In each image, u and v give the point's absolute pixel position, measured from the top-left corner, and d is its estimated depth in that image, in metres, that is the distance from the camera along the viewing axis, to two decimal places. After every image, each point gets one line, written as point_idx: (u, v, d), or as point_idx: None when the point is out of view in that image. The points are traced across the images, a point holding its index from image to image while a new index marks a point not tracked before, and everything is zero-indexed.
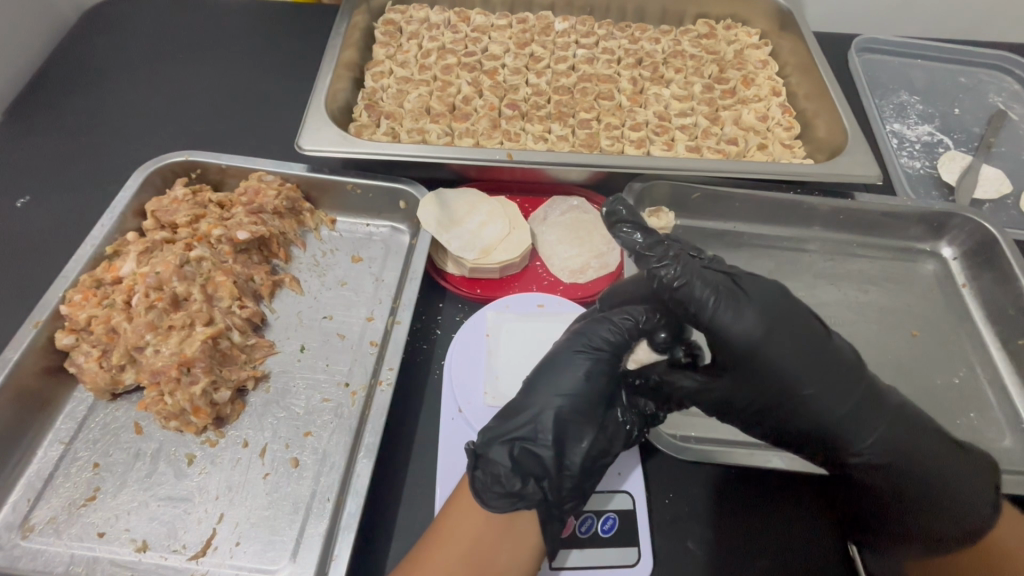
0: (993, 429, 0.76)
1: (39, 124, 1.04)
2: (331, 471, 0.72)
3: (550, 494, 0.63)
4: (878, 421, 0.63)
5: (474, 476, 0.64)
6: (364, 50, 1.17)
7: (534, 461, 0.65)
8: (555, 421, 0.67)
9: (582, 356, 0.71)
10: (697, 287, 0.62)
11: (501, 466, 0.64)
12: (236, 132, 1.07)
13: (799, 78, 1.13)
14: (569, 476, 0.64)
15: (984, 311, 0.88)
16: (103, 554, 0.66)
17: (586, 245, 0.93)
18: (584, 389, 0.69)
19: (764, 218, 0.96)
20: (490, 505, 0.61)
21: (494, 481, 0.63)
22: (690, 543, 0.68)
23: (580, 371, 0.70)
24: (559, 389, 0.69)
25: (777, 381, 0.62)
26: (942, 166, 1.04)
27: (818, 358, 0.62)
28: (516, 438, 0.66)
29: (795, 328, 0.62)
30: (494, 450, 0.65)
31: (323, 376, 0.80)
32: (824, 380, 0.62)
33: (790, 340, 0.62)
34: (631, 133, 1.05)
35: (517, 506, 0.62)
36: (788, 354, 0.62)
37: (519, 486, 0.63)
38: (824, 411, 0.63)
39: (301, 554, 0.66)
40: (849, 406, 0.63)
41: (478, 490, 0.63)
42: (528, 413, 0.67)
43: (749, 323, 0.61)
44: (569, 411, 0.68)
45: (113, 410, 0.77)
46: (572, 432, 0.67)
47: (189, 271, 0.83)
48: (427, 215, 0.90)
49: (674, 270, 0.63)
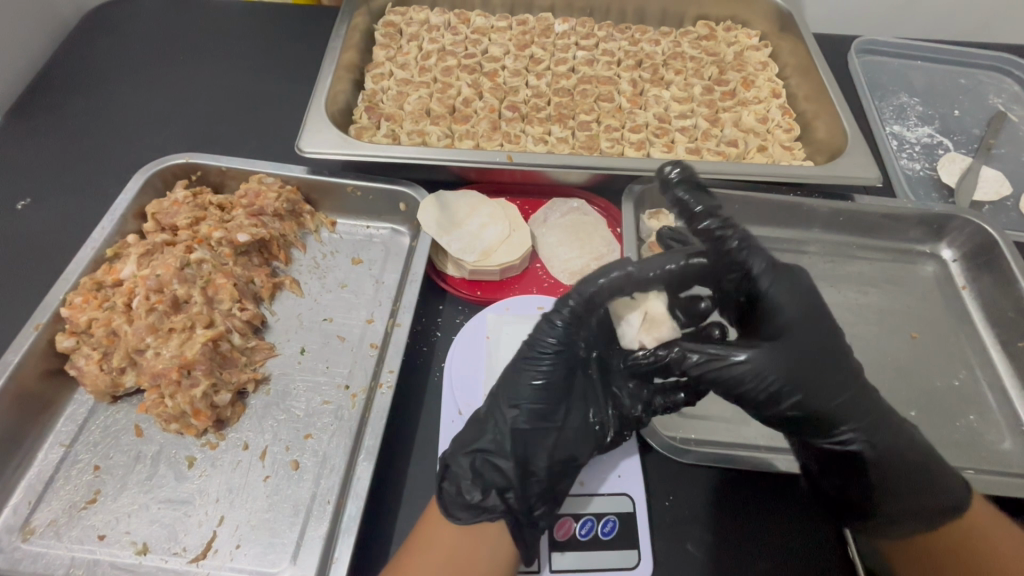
0: (993, 432, 0.77)
1: (40, 126, 1.05)
2: (331, 473, 0.72)
3: (514, 504, 0.64)
4: (874, 404, 0.67)
5: (441, 489, 0.65)
6: (365, 52, 1.17)
7: (495, 474, 0.66)
8: (514, 432, 0.68)
9: (534, 363, 0.70)
10: (754, 256, 0.71)
11: (463, 479, 0.65)
12: (236, 134, 1.07)
13: (799, 80, 1.13)
14: (533, 483, 0.66)
15: (985, 313, 0.88)
16: (103, 557, 0.66)
17: (586, 247, 0.93)
18: (543, 396, 0.69)
19: (764, 220, 0.96)
20: (455, 518, 0.63)
21: (457, 493, 0.64)
22: (689, 546, 0.68)
23: (533, 378, 0.69)
24: (515, 399, 0.69)
25: (808, 346, 0.67)
26: (942, 168, 1.04)
27: (834, 336, 0.69)
28: (477, 451, 0.67)
29: (819, 308, 0.70)
30: (457, 463, 0.66)
31: (323, 379, 0.81)
32: (838, 353, 0.68)
33: (818, 321, 0.69)
34: (631, 135, 1.05)
35: (481, 518, 0.64)
36: (815, 326, 0.69)
37: (479, 497, 0.64)
38: (839, 387, 0.66)
39: (301, 557, 0.66)
40: (858, 381, 0.68)
41: (445, 502, 0.64)
42: (489, 425, 0.68)
43: (793, 296, 0.70)
44: (529, 420, 0.68)
45: (113, 413, 0.77)
46: (533, 441, 0.68)
47: (189, 273, 0.84)
48: (427, 217, 0.90)
49: (735, 237, 0.70)
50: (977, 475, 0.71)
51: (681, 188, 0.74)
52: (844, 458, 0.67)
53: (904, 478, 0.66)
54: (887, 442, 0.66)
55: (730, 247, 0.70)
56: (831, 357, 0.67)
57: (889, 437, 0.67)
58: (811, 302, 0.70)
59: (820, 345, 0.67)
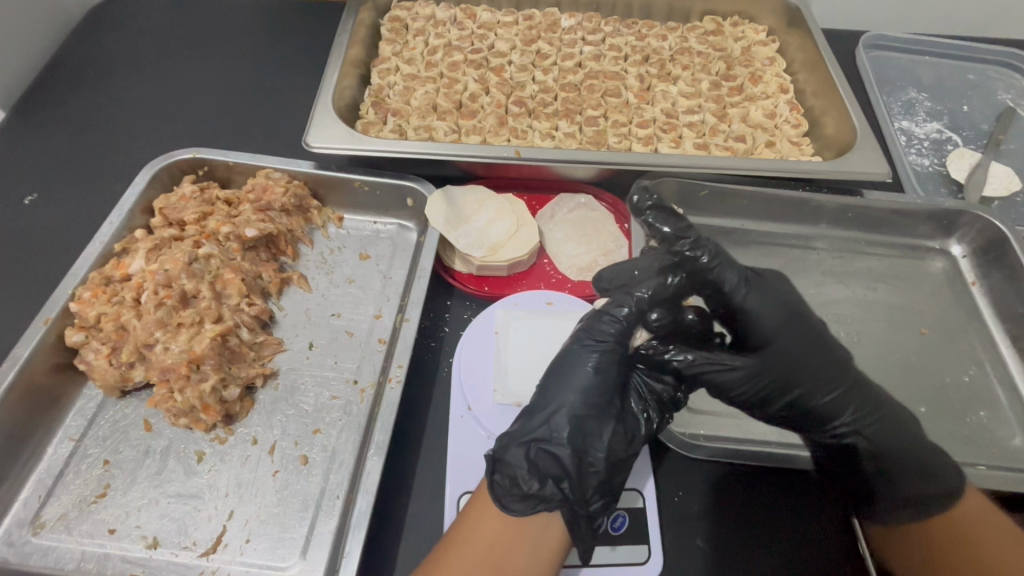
0: (1003, 428, 0.76)
1: (46, 121, 1.05)
2: (340, 468, 0.72)
3: (573, 495, 0.62)
4: (864, 392, 0.72)
5: (492, 481, 0.63)
6: (371, 46, 1.16)
7: (552, 463, 0.63)
8: (571, 419, 0.66)
9: (591, 348, 0.71)
10: (728, 271, 0.76)
11: (518, 468, 0.63)
12: (243, 129, 1.07)
13: (807, 75, 1.13)
14: (593, 474, 0.64)
15: (994, 310, 0.88)
16: (113, 550, 0.66)
17: (593, 243, 0.93)
18: (598, 382, 0.69)
19: (773, 216, 0.96)
20: (510, 509, 0.61)
21: (512, 484, 0.62)
22: (698, 541, 0.68)
23: (589, 365, 0.70)
24: (572, 387, 0.68)
25: (789, 347, 0.73)
26: (950, 163, 1.04)
27: (813, 337, 0.75)
28: (531, 440, 0.64)
29: (793, 313, 0.76)
30: (511, 453, 0.64)
31: (331, 374, 0.81)
32: (820, 355, 0.73)
33: (798, 327, 0.75)
34: (638, 130, 1.04)
35: (539, 508, 0.61)
36: (789, 331, 0.74)
37: (537, 488, 0.61)
38: (823, 385, 0.71)
39: (311, 551, 0.66)
40: (845, 376, 0.73)
41: (497, 495, 0.62)
42: (544, 414, 0.67)
43: (772, 305, 0.76)
44: (584, 407, 0.67)
45: (122, 408, 0.77)
46: (590, 429, 0.66)
47: (197, 268, 0.83)
48: (436, 212, 0.90)
49: (711, 254, 0.76)
50: (988, 472, 0.71)
51: (652, 213, 0.81)
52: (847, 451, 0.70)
53: (909, 469, 0.68)
54: (886, 432, 0.70)
55: (705, 262, 0.75)
56: (810, 357, 0.73)
57: (880, 427, 0.70)
58: (787, 309, 0.76)
59: (800, 347, 0.73)
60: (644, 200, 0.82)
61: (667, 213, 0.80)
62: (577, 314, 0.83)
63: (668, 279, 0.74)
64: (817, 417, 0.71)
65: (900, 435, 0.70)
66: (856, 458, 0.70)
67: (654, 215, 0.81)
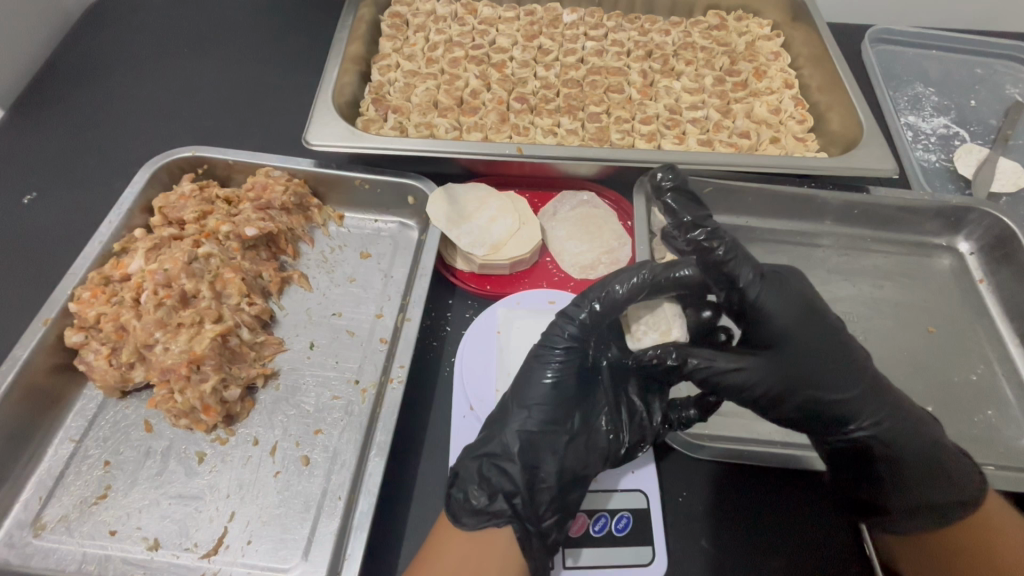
0: (1012, 427, 0.75)
1: (45, 119, 1.04)
2: (342, 468, 0.72)
3: (524, 511, 0.62)
4: (881, 395, 0.68)
5: (450, 496, 0.65)
6: (371, 43, 1.15)
7: (503, 478, 0.64)
8: (521, 435, 0.67)
9: (548, 361, 0.70)
10: (743, 265, 0.68)
11: (470, 484, 0.64)
12: (243, 126, 1.06)
13: (811, 69, 1.12)
14: (544, 490, 0.64)
15: (1003, 307, 0.87)
16: (114, 552, 0.66)
17: (597, 240, 0.92)
18: (553, 399, 0.69)
19: (776, 213, 0.95)
20: (462, 523, 0.62)
21: (466, 498, 0.63)
22: (703, 543, 0.67)
23: (547, 381, 0.69)
24: (525, 402, 0.69)
25: (806, 350, 0.68)
26: (958, 159, 1.03)
27: (832, 336, 0.69)
28: (484, 455, 0.66)
29: (812, 307, 0.70)
30: (466, 468, 0.66)
31: (332, 374, 0.80)
32: (838, 354, 0.69)
33: (816, 333, 0.69)
34: (642, 127, 1.03)
35: (488, 523, 0.62)
36: (810, 330, 0.68)
37: (487, 502, 0.63)
38: (843, 390, 0.67)
39: (313, 553, 0.66)
40: (863, 385, 0.68)
41: (452, 510, 0.63)
42: (496, 428, 0.68)
43: (785, 302, 0.69)
44: (537, 423, 0.68)
45: (123, 408, 0.76)
46: (540, 448, 0.66)
47: (197, 268, 0.82)
48: (436, 210, 0.89)
49: (722, 246, 0.68)
50: (997, 472, 0.70)
51: (671, 196, 0.74)
52: (854, 450, 0.68)
53: (918, 471, 0.66)
54: (895, 428, 0.67)
55: (718, 256, 0.68)
56: (827, 357, 0.68)
57: (882, 423, 0.67)
58: (803, 306, 0.69)
59: (818, 348, 0.68)
60: (664, 179, 0.75)
61: (688, 197, 0.74)
62: None
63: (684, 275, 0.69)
64: (827, 420, 0.68)
65: (914, 442, 0.66)
66: (868, 457, 0.68)
67: (673, 197, 0.74)
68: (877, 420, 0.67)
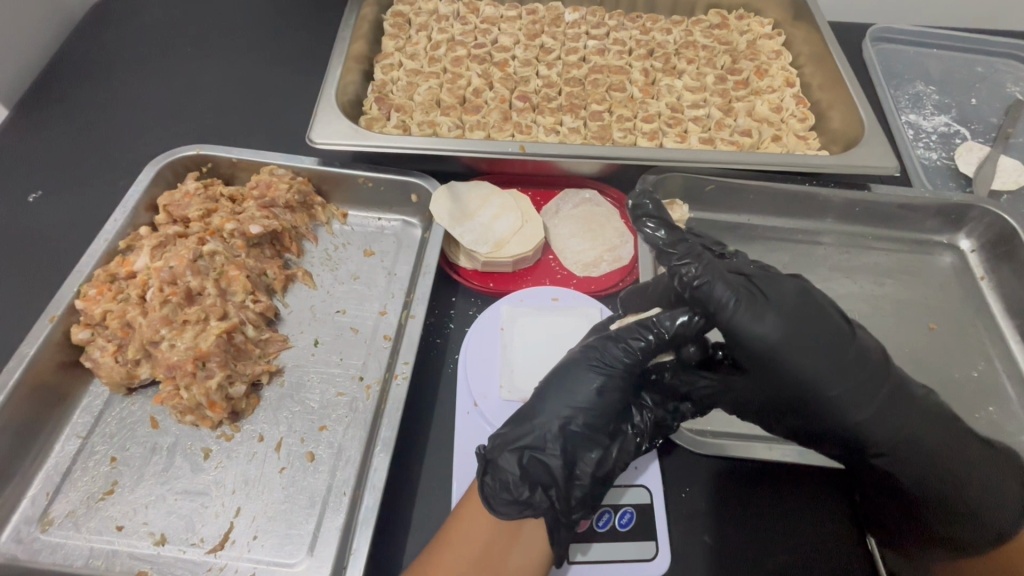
0: (1012, 423, 0.76)
1: (50, 118, 1.04)
2: (348, 464, 0.72)
3: (558, 503, 0.62)
4: (898, 415, 0.63)
5: (482, 481, 0.63)
6: (373, 42, 1.15)
7: (543, 472, 0.63)
8: (565, 433, 0.65)
9: (601, 370, 0.68)
10: (718, 284, 0.64)
11: (510, 474, 0.62)
12: (246, 125, 1.07)
13: (813, 68, 1.12)
14: (578, 486, 0.64)
15: (1004, 304, 0.87)
16: (121, 547, 0.66)
17: (599, 239, 0.92)
18: (600, 403, 0.67)
19: (778, 211, 0.95)
20: (496, 511, 0.62)
21: (502, 488, 0.62)
22: (707, 538, 0.67)
23: (595, 384, 0.67)
24: (572, 400, 0.66)
25: (804, 371, 0.62)
26: (959, 157, 1.03)
27: (830, 344, 0.62)
28: (526, 446, 0.64)
29: (810, 316, 0.63)
30: (504, 457, 0.63)
31: (336, 371, 0.80)
32: (838, 366, 0.62)
33: (813, 349, 0.62)
34: (643, 125, 1.03)
35: (524, 513, 0.62)
36: (806, 347, 0.62)
37: (527, 494, 0.62)
38: (843, 412, 0.62)
39: (318, 548, 0.66)
40: (873, 405, 0.63)
41: (486, 496, 0.62)
42: (541, 421, 0.65)
43: (774, 318, 0.62)
44: (581, 423, 0.66)
45: (129, 405, 0.77)
46: (581, 445, 0.65)
47: (202, 265, 0.83)
48: (439, 208, 0.89)
49: (696, 267, 0.66)
50: None
51: (651, 222, 0.74)
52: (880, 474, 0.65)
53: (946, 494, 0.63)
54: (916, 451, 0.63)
55: (693, 282, 0.65)
56: (830, 377, 0.62)
57: (892, 432, 0.63)
58: (793, 321, 0.62)
59: (818, 365, 0.62)
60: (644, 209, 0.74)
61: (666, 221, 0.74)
62: (583, 309, 0.83)
63: (691, 320, 0.66)
64: (832, 439, 0.65)
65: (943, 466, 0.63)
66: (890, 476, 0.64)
67: (653, 224, 0.74)
68: (887, 441, 0.63)
